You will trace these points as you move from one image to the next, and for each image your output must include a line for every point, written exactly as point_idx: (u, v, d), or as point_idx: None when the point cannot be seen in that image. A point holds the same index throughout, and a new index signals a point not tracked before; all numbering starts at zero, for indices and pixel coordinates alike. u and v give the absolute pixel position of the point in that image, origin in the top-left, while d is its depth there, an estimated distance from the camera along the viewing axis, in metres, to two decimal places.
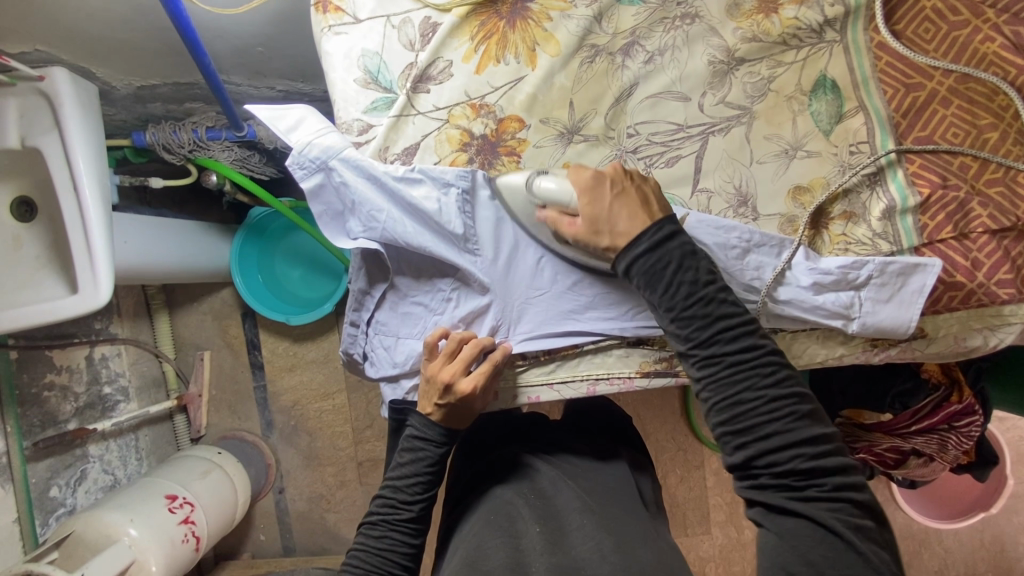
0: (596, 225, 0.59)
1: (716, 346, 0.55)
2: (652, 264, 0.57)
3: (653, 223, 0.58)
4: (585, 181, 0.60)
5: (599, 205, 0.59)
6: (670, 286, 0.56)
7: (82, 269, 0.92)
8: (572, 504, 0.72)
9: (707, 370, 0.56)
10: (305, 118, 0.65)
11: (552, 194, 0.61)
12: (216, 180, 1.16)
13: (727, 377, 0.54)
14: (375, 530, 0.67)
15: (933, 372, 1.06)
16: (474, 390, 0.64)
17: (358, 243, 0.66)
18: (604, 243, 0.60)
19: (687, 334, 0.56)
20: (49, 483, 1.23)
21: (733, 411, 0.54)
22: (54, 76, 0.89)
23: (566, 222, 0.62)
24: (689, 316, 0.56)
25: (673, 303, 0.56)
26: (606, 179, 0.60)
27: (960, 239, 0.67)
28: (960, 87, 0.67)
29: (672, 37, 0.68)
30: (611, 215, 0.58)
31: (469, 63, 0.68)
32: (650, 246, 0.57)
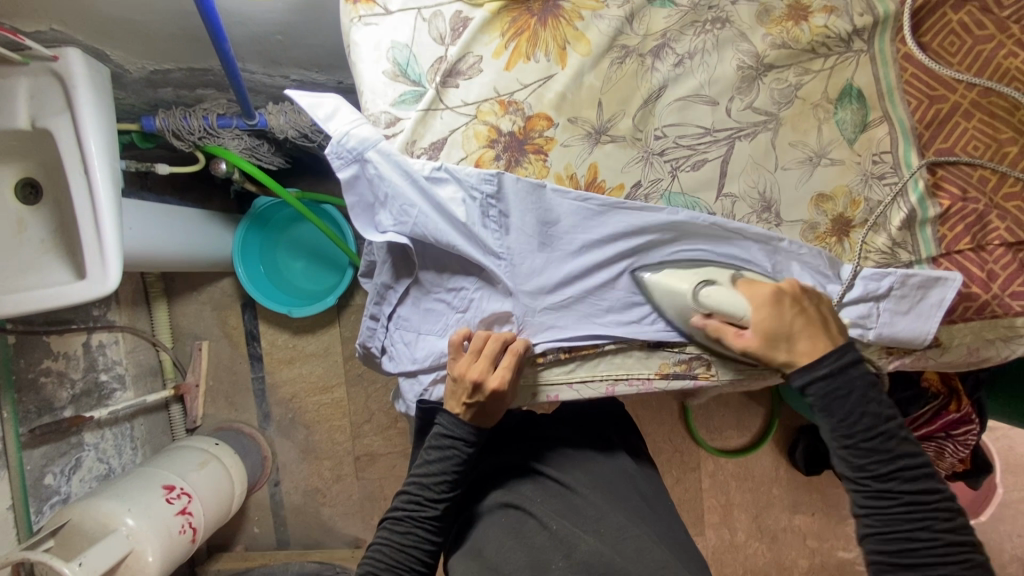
0: (774, 341, 0.60)
1: (893, 480, 0.56)
2: (833, 389, 0.58)
3: (834, 348, 0.60)
4: (762, 295, 0.62)
5: (781, 320, 0.60)
6: (852, 413, 0.58)
7: (90, 255, 0.91)
8: (591, 504, 0.73)
9: (875, 502, 0.57)
10: (340, 108, 0.64)
11: (727, 307, 0.63)
12: (226, 169, 1.13)
13: (900, 512, 0.55)
14: (399, 526, 0.67)
15: (933, 381, 1.09)
16: (505, 387, 0.64)
17: (387, 236, 0.66)
18: (780, 356, 0.61)
19: (862, 464, 0.57)
20: (44, 471, 1.21)
21: (894, 545, 0.55)
22: (68, 57, 0.87)
23: (732, 333, 0.63)
24: (864, 446, 0.57)
25: (847, 434, 0.58)
26: (786, 297, 0.62)
27: (977, 251, 0.69)
28: (983, 101, 0.68)
29: (703, 41, 0.68)
30: (792, 334, 0.60)
31: (499, 59, 0.68)
32: (831, 371, 0.59)
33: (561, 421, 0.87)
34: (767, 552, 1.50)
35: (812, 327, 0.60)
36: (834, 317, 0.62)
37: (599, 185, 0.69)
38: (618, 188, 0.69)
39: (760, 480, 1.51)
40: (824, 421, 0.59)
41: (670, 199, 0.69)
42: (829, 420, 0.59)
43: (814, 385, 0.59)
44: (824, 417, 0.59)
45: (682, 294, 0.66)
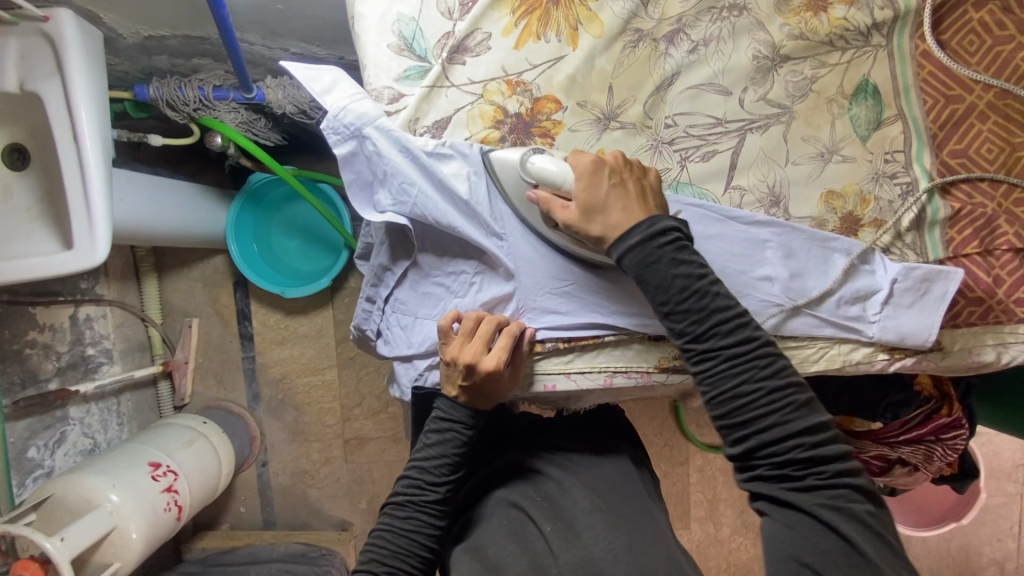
0: (590, 213, 0.58)
1: (713, 340, 0.54)
2: (646, 256, 0.56)
3: (647, 218, 0.57)
4: (584, 164, 0.58)
5: (596, 190, 0.57)
6: (664, 274, 0.55)
7: (79, 224, 0.88)
8: (578, 502, 0.70)
9: (705, 366, 0.55)
10: (341, 81, 0.62)
11: (549, 175, 0.59)
12: (220, 143, 1.12)
13: (724, 371, 0.54)
14: (401, 511, 0.65)
15: (926, 385, 1.08)
16: (499, 367, 0.62)
17: (386, 216, 0.64)
18: (595, 230, 0.58)
19: (682, 329, 0.55)
20: (27, 443, 1.19)
21: (705, 339, 0.55)
22: (60, 18, 0.84)
23: (558, 206, 0.60)
24: (680, 308, 0.55)
25: (668, 300, 0.56)
26: (604, 166, 0.58)
27: (986, 255, 0.68)
28: (999, 103, 0.67)
29: (719, 28, 0.66)
30: (606, 205, 0.57)
31: (508, 37, 0.66)
32: (641, 239, 0.56)
33: (559, 426, 0.85)
34: (752, 547, 1.51)
35: (628, 197, 0.57)
36: (657, 190, 0.60)
37: None
38: None
39: None
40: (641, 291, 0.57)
41: (678, 189, 0.68)
42: (645, 288, 0.56)
43: (642, 249, 0.56)
44: (638, 284, 0.57)
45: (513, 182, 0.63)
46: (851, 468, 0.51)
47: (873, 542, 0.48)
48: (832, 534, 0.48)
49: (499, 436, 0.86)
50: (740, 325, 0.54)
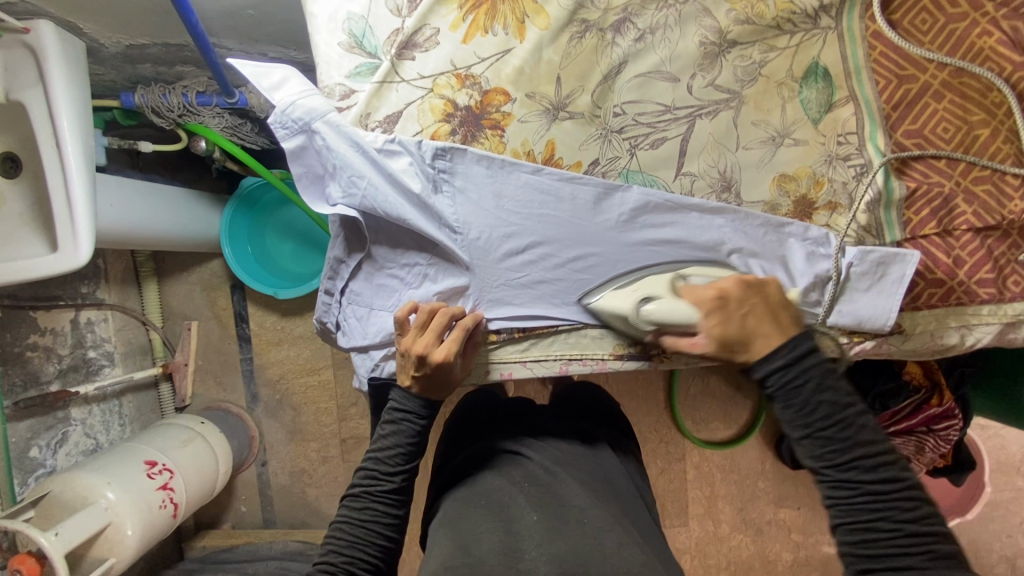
0: (731, 346, 0.60)
1: (854, 470, 0.54)
2: (793, 383, 0.58)
3: (787, 340, 0.59)
4: (705, 301, 0.61)
5: (729, 325, 0.60)
6: (808, 400, 0.57)
7: (63, 227, 0.91)
8: (574, 494, 0.69)
9: (838, 492, 0.55)
10: (289, 78, 0.63)
11: (667, 318, 0.61)
12: (205, 146, 1.16)
13: (862, 503, 0.54)
14: (357, 502, 0.66)
15: (914, 374, 1.07)
16: (448, 359, 0.63)
17: (337, 209, 0.66)
18: (738, 357, 0.61)
19: (819, 453, 0.56)
20: (30, 443, 1.23)
21: (837, 461, 0.55)
22: (40, 30, 0.88)
23: (688, 343, 0.63)
24: (821, 435, 0.56)
25: (808, 426, 0.57)
26: (721, 297, 0.61)
27: (944, 235, 0.68)
28: (953, 82, 0.66)
29: (665, 15, 0.67)
30: (745, 335, 0.59)
31: (456, 32, 0.67)
32: (786, 362, 0.58)
33: (543, 415, 0.88)
34: (751, 545, 1.49)
35: (762, 319, 0.60)
36: (783, 300, 0.62)
37: (557, 162, 0.68)
38: (576, 166, 0.69)
39: (745, 473, 1.49)
40: (782, 410, 0.58)
41: (628, 177, 0.69)
42: (786, 410, 0.58)
43: (777, 379, 0.58)
44: (779, 403, 0.58)
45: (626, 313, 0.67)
46: None
47: None
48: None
49: (484, 424, 0.87)
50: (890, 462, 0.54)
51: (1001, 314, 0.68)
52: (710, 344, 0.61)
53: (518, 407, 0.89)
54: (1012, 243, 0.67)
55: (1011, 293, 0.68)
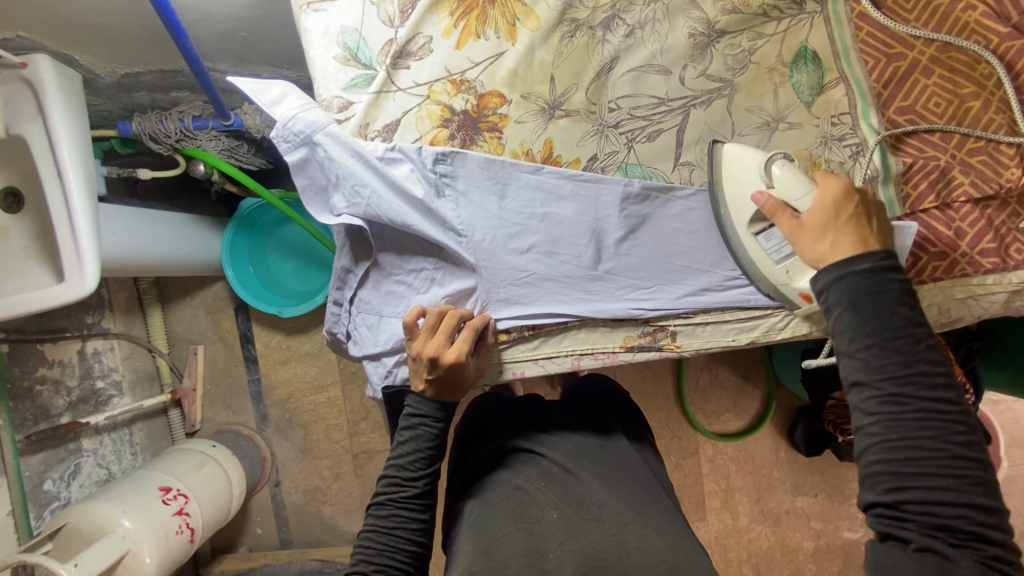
0: (823, 229, 0.56)
1: (910, 388, 0.50)
2: (869, 287, 0.53)
3: (875, 250, 0.54)
4: (834, 188, 0.58)
5: (835, 214, 0.56)
6: (883, 310, 0.51)
7: (68, 258, 0.92)
8: (593, 490, 0.69)
9: (890, 407, 0.50)
10: (288, 93, 0.64)
11: (786, 184, 0.60)
12: (203, 169, 1.16)
13: (913, 419, 0.49)
14: (382, 510, 0.66)
15: (922, 353, 1.10)
16: (460, 360, 0.63)
17: (342, 218, 0.66)
18: (816, 249, 0.56)
19: (878, 363, 0.51)
20: (43, 476, 1.23)
21: (890, 365, 0.51)
22: (37, 64, 0.89)
23: (784, 218, 0.59)
24: (888, 344, 0.51)
25: (876, 335, 0.51)
26: (855, 197, 0.57)
27: (944, 209, 0.69)
28: (941, 57, 0.68)
29: (652, 10, 0.68)
30: (836, 225, 0.56)
31: (449, 39, 0.68)
32: (872, 269, 0.53)
33: (557, 408, 0.86)
34: (771, 535, 1.48)
35: (867, 233, 0.55)
36: (889, 231, 0.57)
37: (556, 159, 0.69)
38: (575, 163, 0.69)
39: (760, 462, 1.48)
40: (847, 315, 0.53)
41: (627, 171, 0.69)
42: (857, 316, 0.52)
43: (845, 280, 0.54)
44: (843, 310, 0.53)
45: (750, 176, 0.63)
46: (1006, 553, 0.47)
47: None
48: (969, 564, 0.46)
49: (497, 422, 0.86)
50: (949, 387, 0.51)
51: (1006, 283, 0.68)
52: (807, 221, 0.57)
53: (524, 404, 0.87)
54: (1013, 212, 0.68)
55: (1015, 262, 0.68)
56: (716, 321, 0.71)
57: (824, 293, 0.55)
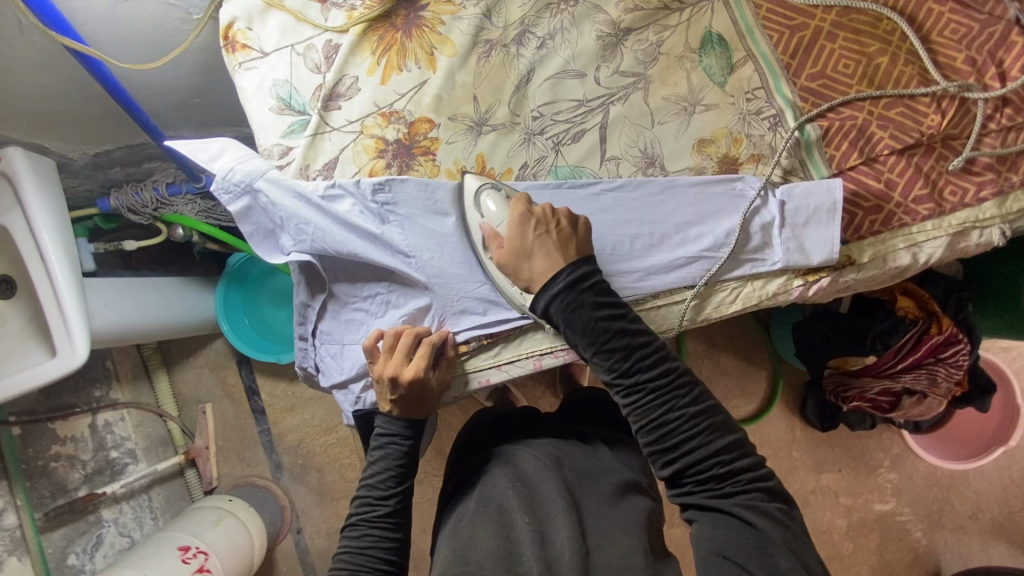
0: (519, 256, 0.65)
1: (640, 373, 0.60)
2: (571, 301, 0.62)
3: (568, 264, 0.64)
4: (518, 212, 0.67)
5: (523, 237, 0.65)
6: (587, 320, 0.61)
7: (59, 334, 0.97)
8: (562, 490, 0.68)
9: (630, 397, 0.60)
10: (228, 148, 0.70)
11: (495, 213, 0.68)
12: (182, 233, 1.21)
13: (650, 400, 0.59)
14: (355, 530, 0.68)
15: (909, 308, 1.05)
16: (419, 376, 0.66)
17: (292, 256, 0.70)
18: (524, 276, 0.66)
19: (610, 366, 0.61)
20: (67, 551, 1.26)
21: (614, 358, 0.61)
22: (10, 156, 0.95)
23: (495, 244, 0.68)
24: (608, 348, 0.61)
25: (595, 342, 0.61)
26: (530, 219, 0.66)
27: (870, 164, 0.70)
28: (843, 20, 0.70)
29: (560, 20, 0.72)
30: (530, 250, 0.65)
31: (374, 76, 0.72)
32: (566, 284, 0.63)
33: (544, 420, 0.88)
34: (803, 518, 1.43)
35: (551, 248, 0.64)
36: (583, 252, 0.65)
37: (490, 172, 0.72)
38: (507, 172, 0.72)
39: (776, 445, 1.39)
40: (570, 333, 0.62)
41: (558, 173, 0.72)
42: (573, 330, 0.62)
43: (558, 298, 0.63)
44: (565, 326, 0.63)
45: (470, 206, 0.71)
46: (759, 474, 0.58)
47: (766, 523, 0.55)
48: (759, 540, 0.53)
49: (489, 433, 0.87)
50: (630, 340, 0.61)
51: (945, 227, 0.70)
52: (507, 242, 0.66)
53: (520, 417, 0.89)
54: (938, 156, 0.70)
55: (950, 205, 0.70)
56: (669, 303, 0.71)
57: (549, 316, 0.64)
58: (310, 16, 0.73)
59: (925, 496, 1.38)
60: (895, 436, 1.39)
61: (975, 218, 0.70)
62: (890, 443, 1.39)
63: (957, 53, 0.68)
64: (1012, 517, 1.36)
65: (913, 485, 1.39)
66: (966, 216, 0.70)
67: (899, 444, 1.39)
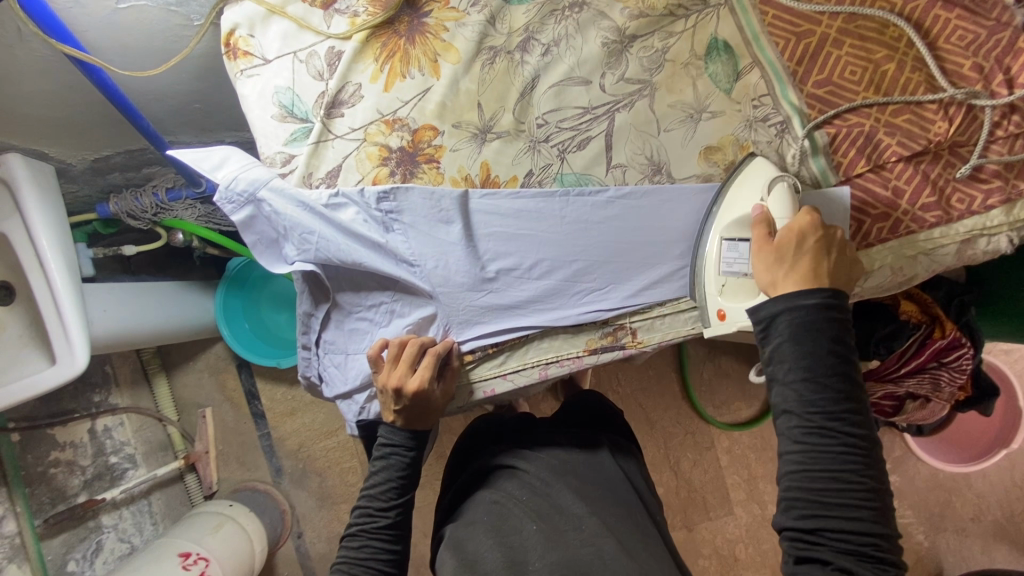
0: (780, 258, 0.61)
1: (830, 425, 0.57)
2: (812, 321, 0.58)
3: (826, 288, 0.59)
4: (805, 220, 0.61)
5: (800, 244, 0.60)
6: (814, 347, 0.57)
7: (58, 341, 0.96)
8: (572, 501, 0.69)
9: (812, 438, 0.57)
10: (229, 156, 0.68)
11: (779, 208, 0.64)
12: (183, 238, 1.19)
13: (834, 452, 0.56)
14: (354, 540, 0.68)
15: (913, 312, 1.03)
16: (423, 387, 0.66)
17: (295, 265, 0.69)
18: (776, 275, 0.61)
19: (816, 401, 0.57)
20: (66, 558, 1.25)
21: (817, 398, 0.57)
22: (8, 162, 0.94)
23: (763, 233, 0.64)
24: (820, 384, 0.57)
25: (810, 372, 0.57)
26: (817, 229, 0.61)
27: (877, 171, 0.70)
28: (851, 27, 0.69)
29: (565, 26, 0.71)
30: (801, 253, 0.60)
31: (377, 83, 0.71)
32: (812, 304, 0.58)
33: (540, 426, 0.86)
34: None
35: (805, 268, 0.59)
36: (849, 261, 0.61)
37: (494, 180, 0.72)
38: (512, 180, 0.72)
39: None
40: (789, 350, 0.58)
41: (562, 181, 0.72)
42: (793, 348, 0.58)
43: (794, 311, 0.58)
44: (778, 341, 0.59)
45: (753, 190, 0.68)
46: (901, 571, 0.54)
47: None
48: None
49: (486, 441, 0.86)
50: (848, 387, 0.57)
51: (954, 234, 0.70)
52: (783, 234, 0.61)
53: (517, 423, 0.88)
54: (946, 163, 0.69)
55: (958, 213, 0.69)
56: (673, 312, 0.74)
57: (772, 323, 0.60)
58: (312, 22, 0.72)
59: (927, 499, 1.38)
60: (897, 440, 1.39)
61: (983, 226, 0.69)
62: (892, 446, 1.39)
63: (964, 60, 0.67)
64: (1015, 520, 1.36)
65: (915, 488, 1.39)
66: (973, 224, 0.69)
67: (901, 447, 1.39)
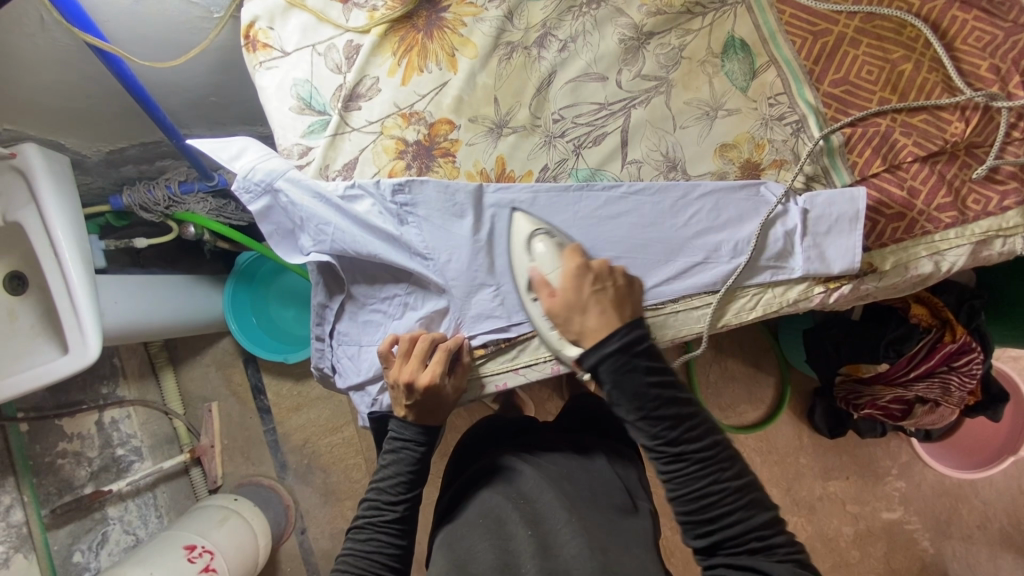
0: (569, 310, 0.64)
1: (683, 444, 0.60)
2: (621, 363, 0.62)
3: (622, 325, 0.63)
4: (573, 264, 0.66)
5: (578, 291, 0.64)
6: (637, 385, 0.61)
7: (71, 330, 0.96)
8: (563, 502, 0.69)
9: (672, 466, 0.61)
10: (247, 147, 0.69)
11: (546, 256, 0.67)
12: (194, 232, 1.20)
13: (693, 471, 0.60)
14: (361, 533, 0.68)
15: (923, 316, 1.04)
16: (434, 381, 0.65)
17: (311, 256, 0.70)
18: (575, 329, 0.65)
19: (655, 432, 0.61)
20: (72, 549, 1.25)
21: (663, 427, 0.61)
22: (25, 152, 0.95)
23: (545, 292, 0.66)
24: (656, 414, 0.61)
25: (642, 407, 0.61)
26: (587, 273, 0.65)
27: (893, 171, 0.70)
28: (867, 26, 0.70)
29: (582, 23, 0.72)
30: (583, 305, 0.64)
31: (394, 77, 0.72)
32: (620, 345, 0.62)
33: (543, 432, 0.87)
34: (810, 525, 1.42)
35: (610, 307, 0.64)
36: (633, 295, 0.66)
37: (509, 175, 0.72)
38: (528, 175, 0.72)
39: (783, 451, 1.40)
40: (617, 395, 0.62)
41: (578, 176, 0.72)
42: (619, 392, 0.62)
43: (605, 361, 0.62)
44: (611, 388, 0.63)
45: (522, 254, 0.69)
46: (793, 551, 0.57)
47: None
48: None
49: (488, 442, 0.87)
50: (680, 409, 0.62)
51: (969, 235, 0.69)
52: (562, 289, 0.65)
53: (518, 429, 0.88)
54: (962, 164, 0.69)
55: (973, 214, 0.69)
56: (686, 309, 0.71)
57: (596, 371, 0.64)
58: (332, 16, 0.73)
59: (934, 505, 1.37)
60: (904, 445, 1.38)
61: (998, 226, 0.69)
62: (899, 452, 1.38)
63: (981, 61, 0.67)
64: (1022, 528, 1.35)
65: (922, 494, 1.38)
66: (989, 225, 0.69)
67: (908, 453, 1.38)
